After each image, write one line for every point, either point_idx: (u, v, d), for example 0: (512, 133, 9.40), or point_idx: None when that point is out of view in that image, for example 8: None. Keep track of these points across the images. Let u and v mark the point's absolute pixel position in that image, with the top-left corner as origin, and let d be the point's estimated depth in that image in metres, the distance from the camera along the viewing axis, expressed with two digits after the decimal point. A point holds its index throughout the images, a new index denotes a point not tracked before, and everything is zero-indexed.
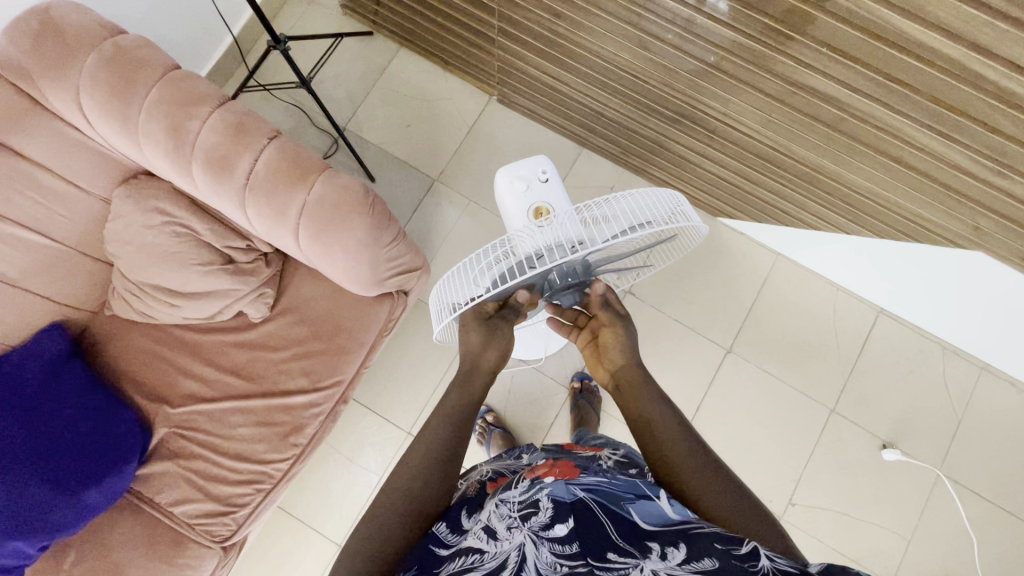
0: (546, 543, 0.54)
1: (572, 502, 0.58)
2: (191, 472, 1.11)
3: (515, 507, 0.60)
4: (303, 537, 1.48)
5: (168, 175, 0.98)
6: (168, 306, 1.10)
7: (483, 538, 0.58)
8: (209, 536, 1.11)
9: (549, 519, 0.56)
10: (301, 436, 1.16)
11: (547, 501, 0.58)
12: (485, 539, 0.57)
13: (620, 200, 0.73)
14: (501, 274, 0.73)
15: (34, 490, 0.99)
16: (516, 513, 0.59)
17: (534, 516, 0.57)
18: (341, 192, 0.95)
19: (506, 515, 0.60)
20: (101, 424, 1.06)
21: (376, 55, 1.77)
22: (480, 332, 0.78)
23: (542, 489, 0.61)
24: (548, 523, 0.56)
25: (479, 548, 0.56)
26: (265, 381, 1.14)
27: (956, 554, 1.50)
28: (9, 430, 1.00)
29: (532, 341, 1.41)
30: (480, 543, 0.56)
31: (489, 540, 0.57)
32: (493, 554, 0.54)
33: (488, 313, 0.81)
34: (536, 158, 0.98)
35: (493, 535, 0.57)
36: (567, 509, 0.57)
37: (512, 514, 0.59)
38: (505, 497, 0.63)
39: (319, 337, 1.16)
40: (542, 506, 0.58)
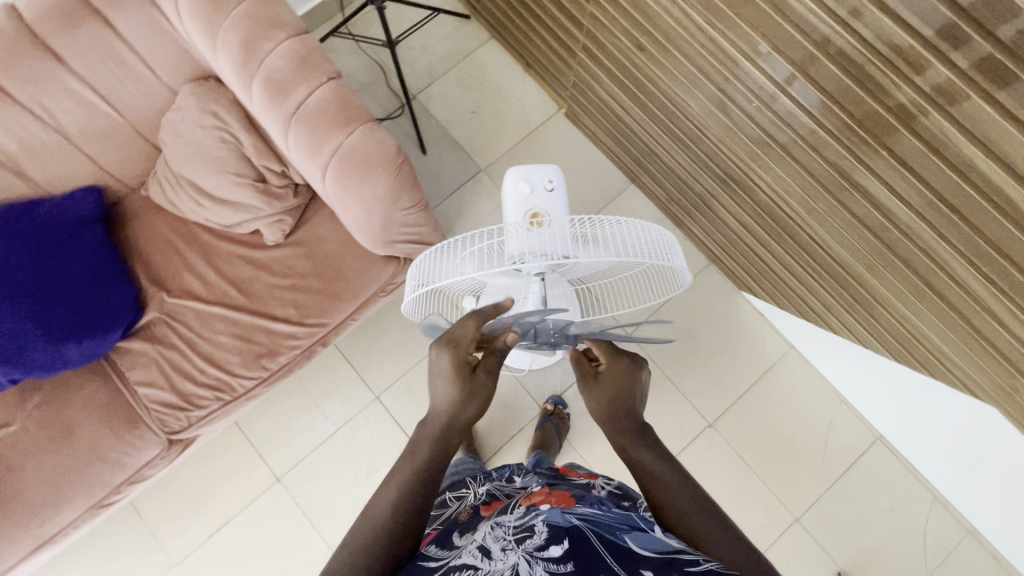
0: (539, 563, 0.57)
1: (568, 527, 0.62)
2: (164, 361, 1.17)
3: (510, 533, 0.65)
4: (247, 460, 1.52)
5: (233, 85, 1.04)
6: (196, 204, 1.17)
7: (479, 556, 0.62)
8: (160, 425, 1.16)
9: (544, 542, 0.60)
10: (272, 361, 1.19)
11: (543, 526, 0.63)
12: (479, 557, 0.62)
13: (620, 224, 0.69)
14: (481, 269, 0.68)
15: (23, 326, 1.06)
16: (512, 537, 0.64)
17: (529, 539, 0.62)
18: (376, 145, 0.98)
19: (501, 539, 0.65)
20: (102, 289, 1.13)
21: (466, 39, 1.82)
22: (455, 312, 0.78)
23: (539, 518, 0.67)
24: (543, 545, 0.60)
25: (475, 565, 0.60)
26: (259, 301, 1.19)
27: None
28: (24, 266, 1.08)
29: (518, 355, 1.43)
30: (475, 561, 0.61)
31: (483, 559, 0.62)
32: (487, 570, 0.59)
33: (469, 364, 0.74)
34: (549, 168, 0.98)
35: (489, 555, 0.62)
36: (565, 535, 0.61)
37: (508, 539, 0.64)
38: (499, 523, 0.71)
39: (320, 277, 1.20)
40: (538, 531, 0.63)
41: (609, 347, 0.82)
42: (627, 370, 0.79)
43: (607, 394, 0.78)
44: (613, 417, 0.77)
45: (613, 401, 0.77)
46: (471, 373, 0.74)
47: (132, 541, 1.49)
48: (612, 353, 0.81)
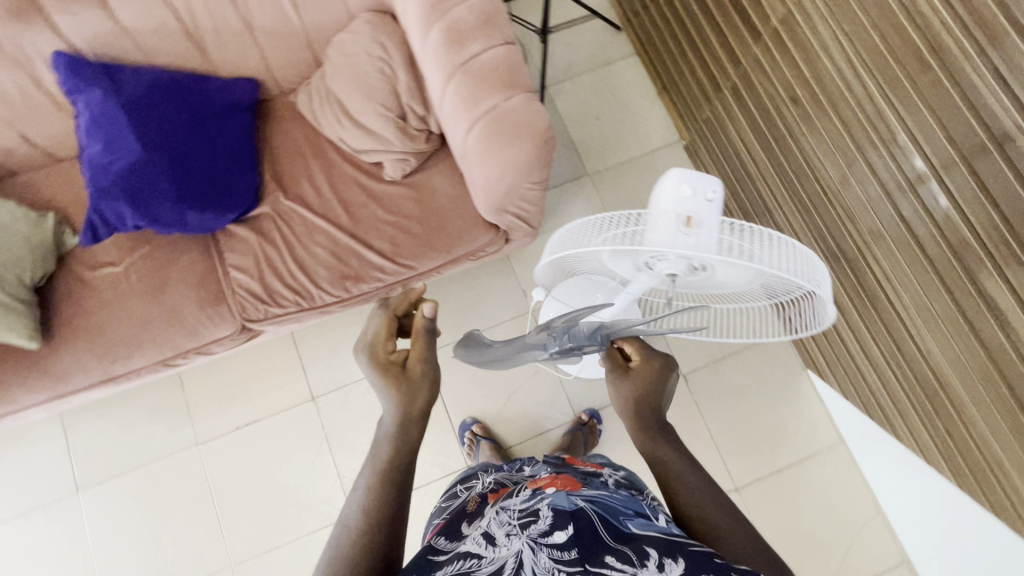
0: (544, 549, 0.60)
1: (572, 510, 0.65)
2: (262, 254, 1.24)
3: (513, 516, 0.67)
4: (291, 371, 1.59)
5: (413, 24, 1.10)
6: (336, 122, 1.24)
7: (481, 544, 0.64)
8: (239, 310, 1.23)
9: (547, 527, 0.63)
10: (355, 286, 1.24)
11: (545, 509, 0.66)
12: (484, 544, 0.63)
13: (771, 239, 0.61)
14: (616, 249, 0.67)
15: (161, 181, 1.14)
16: (515, 521, 0.66)
17: (533, 524, 0.64)
18: (529, 115, 1.01)
19: (504, 522, 0.67)
20: (233, 171, 1.20)
21: (610, 49, 1.85)
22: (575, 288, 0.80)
23: (543, 499, 0.69)
24: (546, 530, 0.63)
25: (477, 553, 0.62)
26: (361, 227, 1.25)
27: None
28: (179, 128, 1.17)
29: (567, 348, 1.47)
30: (478, 549, 0.62)
31: (486, 546, 0.63)
32: (491, 559, 0.60)
33: (396, 364, 0.72)
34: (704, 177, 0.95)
35: (491, 541, 0.64)
36: (567, 520, 0.63)
37: (510, 523, 0.66)
38: (505, 505, 0.72)
39: (422, 223, 1.24)
40: (541, 515, 0.65)
41: (642, 344, 0.81)
42: (653, 370, 0.79)
43: (631, 391, 0.77)
44: (637, 415, 0.76)
45: (637, 398, 0.76)
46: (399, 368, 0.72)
47: (170, 407, 1.58)
48: (645, 350, 0.80)
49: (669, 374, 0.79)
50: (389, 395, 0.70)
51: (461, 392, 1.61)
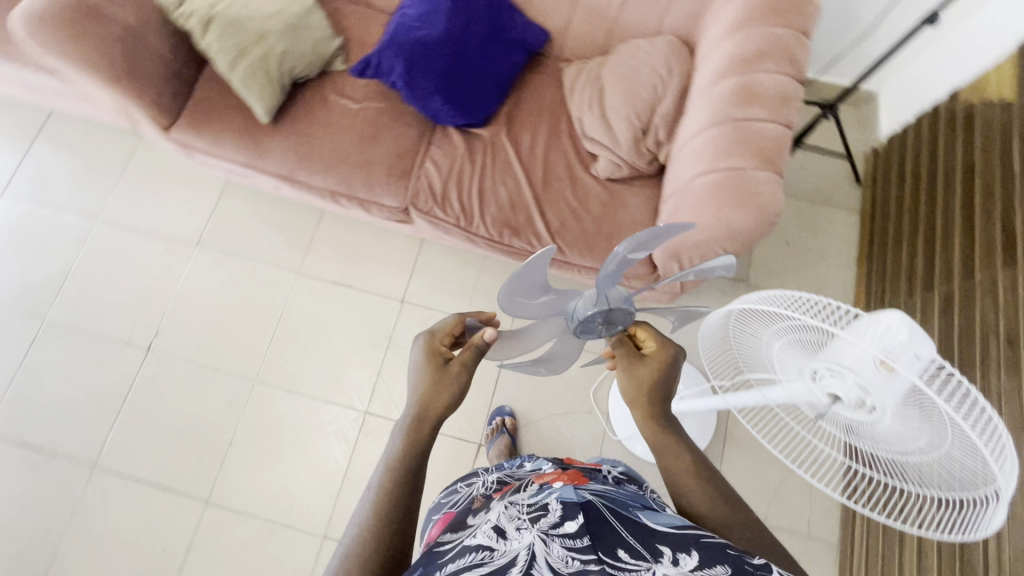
0: (556, 539, 0.59)
1: (582, 503, 0.66)
2: (458, 164, 1.35)
3: (524, 510, 0.66)
4: (400, 269, 1.71)
5: (711, 65, 1.14)
6: (587, 103, 1.33)
7: (493, 536, 0.61)
8: (413, 194, 1.36)
9: (558, 519, 0.62)
10: (509, 236, 1.32)
11: (555, 502, 0.66)
12: (495, 537, 0.61)
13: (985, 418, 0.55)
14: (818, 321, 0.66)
15: (435, 63, 1.27)
16: (525, 516, 0.65)
17: (544, 518, 0.63)
18: (767, 195, 1.00)
19: (515, 515, 0.65)
20: (486, 91, 1.32)
21: (837, 195, 1.81)
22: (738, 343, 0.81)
23: (552, 495, 0.69)
24: (557, 522, 0.62)
25: (489, 545, 0.60)
26: (546, 195, 1.32)
27: None
28: (475, 35, 1.30)
29: (620, 403, 1.58)
30: (490, 542, 0.60)
31: (497, 538, 0.61)
32: (503, 551, 0.58)
33: (445, 356, 0.73)
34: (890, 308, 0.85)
35: (503, 534, 0.62)
36: (577, 510, 0.64)
37: (521, 517, 0.65)
38: (515, 501, 0.71)
39: (596, 224, 1.29)
40: (552, 508, 0.65)
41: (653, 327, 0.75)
42: (664, 359, 0.73)
43: (639, 376, 0.72)
44: (645, 401, 0.72)
45: (656, 386, 0.72)
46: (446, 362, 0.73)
47: (301, 229, 1.76)
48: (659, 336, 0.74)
49: (677, 361, 0.73)
50: (424, 381, 0.72)
51: (515, 380, 1.64)
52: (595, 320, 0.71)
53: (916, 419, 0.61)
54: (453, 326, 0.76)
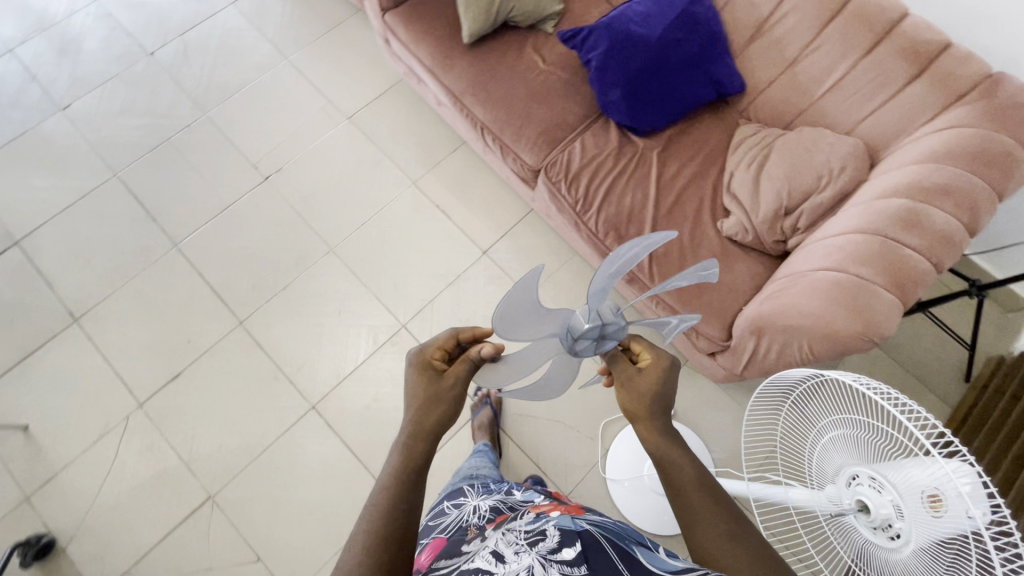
0: (553, 565, 0.64)
1: (579, 531, 0.71)
2: (602, 156, 1.40)
3: (521, 538, 0.73)
4: (496, 224, 1.78)
5: (887, 181, 1.11)
6: (747, 160, 1.32)
7: (493, 561, 0.68)
8: (549, 162, 1.42)
9: (555, 546, 0.68)
10: (611, 240, 1.35)
11: (553, 531, 0.72)
12: (494, 562, 0.67)
13: None
14: (890, 429, 0.62)
15: (632, 61, 1.32)
16: (522, 542, 0.71)
17: (541, 544, 0.70)
18: (882, 317, 0.96)
19: (512, 543, 0.72)
20: (662, 108, 1.36)
21: (940, 379, 1.68)
22: (799, 411, 0.78)
23: (550, 523, 0.75)
24: (555, 549, 0.67)
25: (489, 569, 0.66)
26: (664, 222, 1.34)
27: None
28: (681, 54, 1.33)
29: (627, 445, 1.54)
30: (491, 565, 0.67)
31: (496, 563, 0.67)
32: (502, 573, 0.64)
33: (439, 368, 0.72)
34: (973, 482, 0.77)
35: (501, 560, 0.67)
36: (574, 538, 0.69)
37: (520, 543, 0.71)
38: (512, 528, 0.78)
39: (695, 270, 1.29)
40: (550, 535, 0.71)
41: (641, 339, 0.77)
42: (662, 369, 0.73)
43: (633, 388, 0.73)
44: (644, 409, 0.71)
45: (655, 397, 0.72)
46: (438, 376, 0.71)
47: (436, 148, 1.88)
48: (647, 346, 0.75)
49: (675, 370, 0.73)
50: (415, 391, 0.70)
51: None
52: (592, 336, 0.73)
53: (938, 566, 0.58)
54: (446, 342, 0.75)
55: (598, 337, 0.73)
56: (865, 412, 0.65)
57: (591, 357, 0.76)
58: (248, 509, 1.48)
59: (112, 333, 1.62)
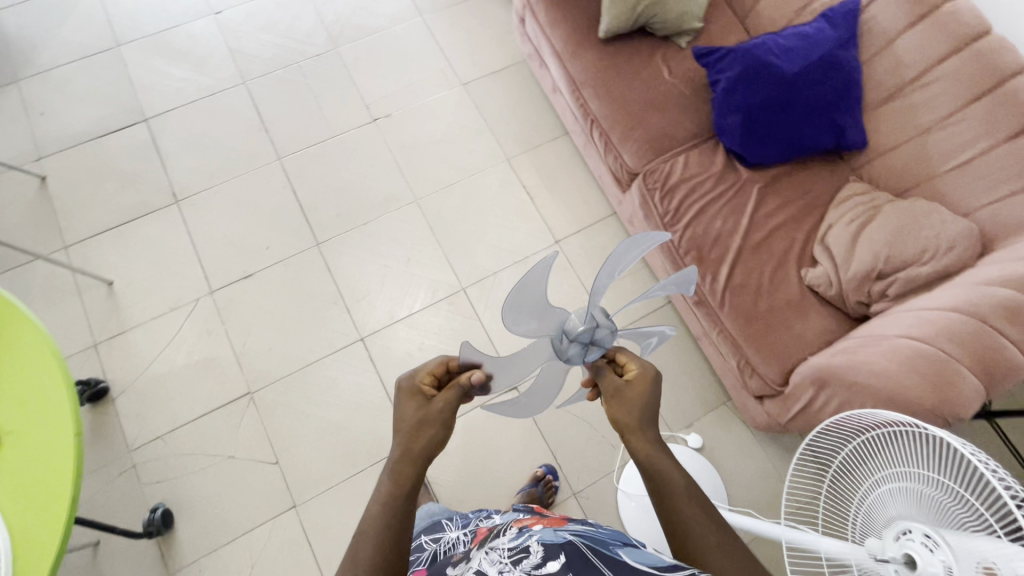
0: None
1: (562, 541, 0.72)
2: (703, 177, 1.41)
3: (505, 556, 0.76)
4: (576, 218, 1.81)
5: (997, 269, 1.08)
6: (850, 217, 1.30)
7: None
8: (650, 170, 1.44)
9: (540, 561, 0.70)
10: (690, 259, 1.36)
11: (537, 546, 0.74)
12: None
13: None
14: (969, 495, 0.61)
15: (761, 92, 1.31)
16: (507, 560, 0.75)
17: (525, 560, 0.72)
18: (957, 399, 0.93)
19: (498, 563, 0.75)
20: (777, 145, 1.35)
21: None
22: (863, 451, 0.77)
23: (533, 539, 0.77)
24: (539, 564, 0.70)
25: None
26: (748, 255, 1.34)
27: None
28: (812, 97, 1.31)
29: None
30: None
31: None
32: None
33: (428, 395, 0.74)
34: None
35: None
36: (557, 550, 0.70)
37: (505, 562, 0.75)
38: (495, 550, 0.81)
39: (766, 309, 1.29)
40: (533, 551, 0.73)
41: (620, 351, 0.78)
42: (648, 379, 0.75)
43: (615, 399, 0.74)
44: (636, 421, 0.72)
45: (647, 408, 0.73)
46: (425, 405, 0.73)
47: (539, 133, 1.91)
48: (629, 357, 0.77)
49: (652, 376, 0.74)
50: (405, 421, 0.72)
51: None
52: (584, 340, 0.73)
53: None
54: (436, 368, 0.77)
55: (589, 343, 0.73)
56: (945, 470, 0.64)
57: (580, 365, 0.76)
58: (280, 415, 1.55)
59: (204, 223, 1.74)
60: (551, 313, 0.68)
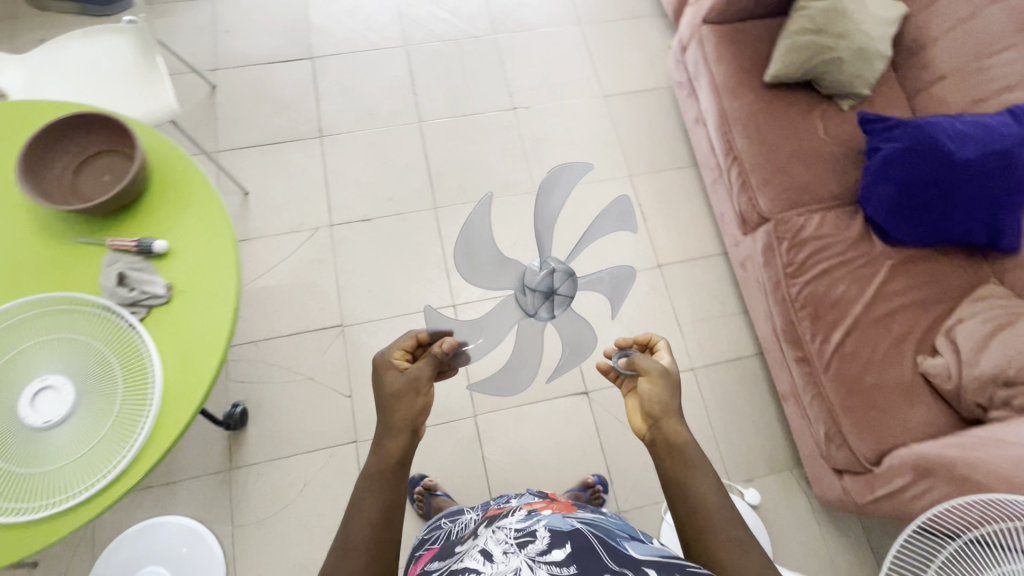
0: (541, 565, 0.69)
1: (567, 531, 0.77)
2: (836, 238, 1.39)
3: (511, 535, 0.79)
4: (683, 246, 1.81)
5: None
6: (986, 317, 1.25)
7: (482, 560, 0.73)
8: (783, 218, 1.44)
9: (546, 547, 0.73)
10: (803, 313, 1.36)
11: (544, 531, 0.78)
12: (485, 561, 0.72)
13: None
14: None
15: (924, 171, 1.28)
16: (512, 540, 0.77)
17: (530, 545, 0.74)
18: None
19: (502, 541, 0.77)
20: (925, 227, 1.33)
21: None
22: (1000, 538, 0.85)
23: (540, 524, 0.80)
24: (543, 549, 0.73)
25: (479, 567, 0.71)
26: (864, 326, 1.31)
27: None
28: (978, 188, 1.26)
29: None
30: (480, 565, 0.72)
31: (485, 561, 0.72)
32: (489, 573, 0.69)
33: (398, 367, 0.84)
34: None
35: (490, 558, 0.73)
36: (563, 539, 0.75)
37: (510, 544, 0.76)
38: (504, 527, 0.83)
39: (871, 384, 1.26)
40: (540, 535, 0.76)
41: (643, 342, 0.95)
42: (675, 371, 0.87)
43: (653, 382, 0.83)
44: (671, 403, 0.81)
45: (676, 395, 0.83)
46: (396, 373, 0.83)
47: (665, 158, 1.92)
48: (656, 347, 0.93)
49: (678, 370, 0.87)
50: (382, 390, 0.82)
51: None
52: (544, 288, 0.92)
53: None
54: (407, 343, 0.88)
55: (549, 294, 0.92)
56: None
57: (547, 312, 0.93)
58: (363, 352, 1.63)
59: (338, 162, 1.86)
60: (508, 264, 0.87)
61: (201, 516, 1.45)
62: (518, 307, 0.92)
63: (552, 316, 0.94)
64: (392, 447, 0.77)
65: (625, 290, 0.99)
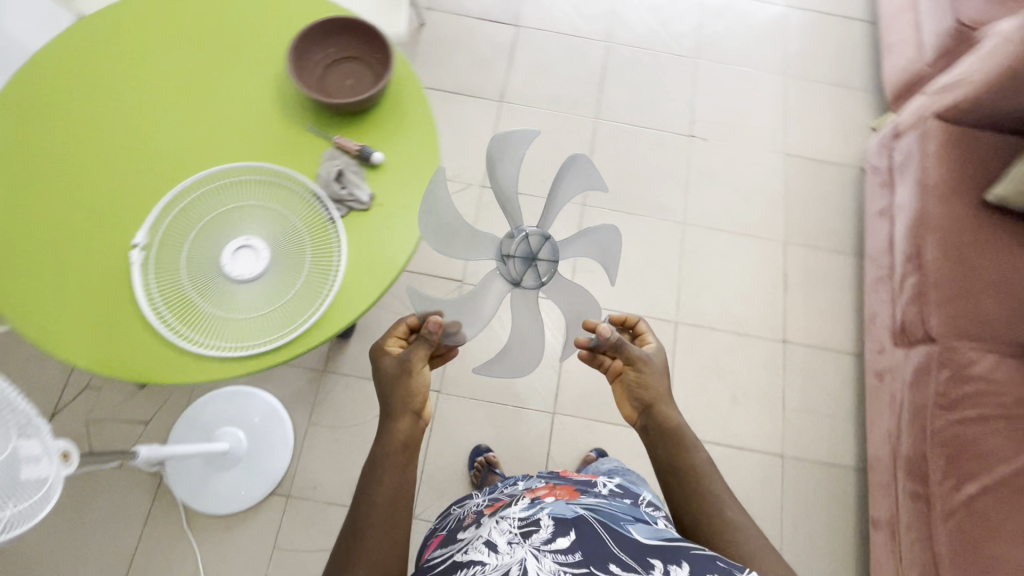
0: (546, 554, 0.70)
1: (572, 520, 0.78)
2: (1002, 389, 1.27)
3: (512, 526, 0.78)
4: (814, 330, 1.72)
5: None
6: None
7: (486, 551, 0.73)
8: (948, 349, 1.31)
9: (550, 535, 0.74)
10: (938, 454, 1.25)
11: (547, 521, 0.77)
12: (489, 552, 0.72)
13: None
14: None
15: None
16: (516, 531, 0.76)
17: (533, 534, 0.74)
18: None
19: (505, 532, 0.77)
20: None
21: None
22: None
23: (540, 513, 0.80)
24: (547, 538, 0.73)
25: (484, 560, 0.71)
26: (1004, 492, 1.20)
27: (233, 537, 1.43)
28: None
29: None
30: (486, 556, 0.71)
31: (490, 552, 0.72)
32: (496, 564, 0.69)
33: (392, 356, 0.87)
34: None
35: (495, 550, 0.73)
36: (567, 528, 0.76)
37: (513, 533, 0.76)
38: (505, 518, 0.81)
39: (992, 555, 1.16)
40: (541, 524, 0.77)
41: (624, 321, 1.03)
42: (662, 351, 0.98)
43: (648, 368, 0.93)
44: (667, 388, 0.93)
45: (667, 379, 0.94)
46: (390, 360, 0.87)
47: (827, 238, 1.82)
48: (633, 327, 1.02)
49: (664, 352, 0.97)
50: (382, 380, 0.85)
51: (730, 467, 1.57)
52: (523, 254, 0.94)
53: None
54: (400, 330, 0.90)
55: (529, 259, 0.94)
56: None
57: (531, 279, 0.95)
58: None
59: (509, 131, 1.89)
60: (479, 234, 0.92)
61: (286, 402, 1.56)
62: (502, 274, 0.95)
63: (539, 284, 0.95)
64: (397, 431, 0.80)
65: (615, 257, 0.95)
